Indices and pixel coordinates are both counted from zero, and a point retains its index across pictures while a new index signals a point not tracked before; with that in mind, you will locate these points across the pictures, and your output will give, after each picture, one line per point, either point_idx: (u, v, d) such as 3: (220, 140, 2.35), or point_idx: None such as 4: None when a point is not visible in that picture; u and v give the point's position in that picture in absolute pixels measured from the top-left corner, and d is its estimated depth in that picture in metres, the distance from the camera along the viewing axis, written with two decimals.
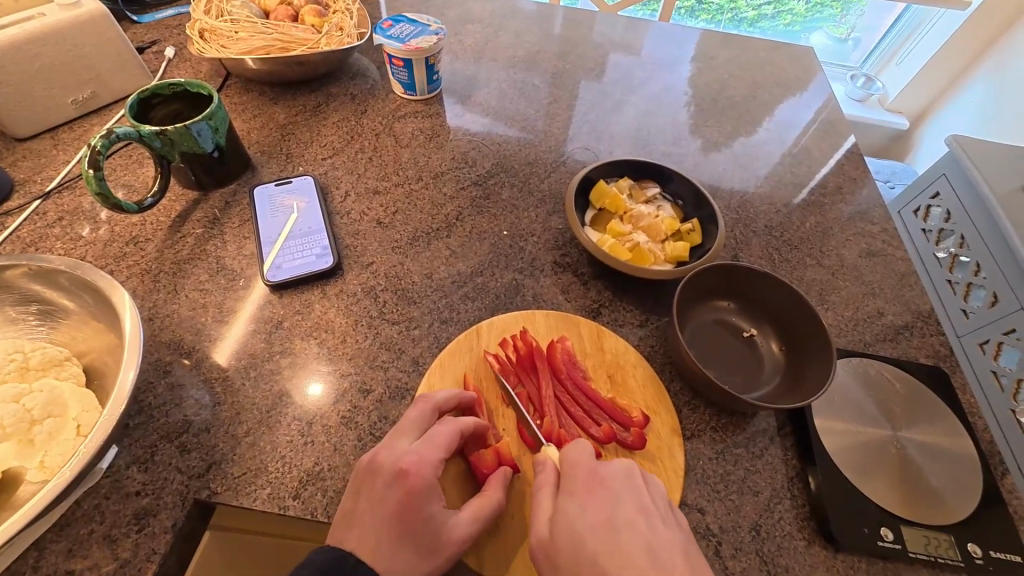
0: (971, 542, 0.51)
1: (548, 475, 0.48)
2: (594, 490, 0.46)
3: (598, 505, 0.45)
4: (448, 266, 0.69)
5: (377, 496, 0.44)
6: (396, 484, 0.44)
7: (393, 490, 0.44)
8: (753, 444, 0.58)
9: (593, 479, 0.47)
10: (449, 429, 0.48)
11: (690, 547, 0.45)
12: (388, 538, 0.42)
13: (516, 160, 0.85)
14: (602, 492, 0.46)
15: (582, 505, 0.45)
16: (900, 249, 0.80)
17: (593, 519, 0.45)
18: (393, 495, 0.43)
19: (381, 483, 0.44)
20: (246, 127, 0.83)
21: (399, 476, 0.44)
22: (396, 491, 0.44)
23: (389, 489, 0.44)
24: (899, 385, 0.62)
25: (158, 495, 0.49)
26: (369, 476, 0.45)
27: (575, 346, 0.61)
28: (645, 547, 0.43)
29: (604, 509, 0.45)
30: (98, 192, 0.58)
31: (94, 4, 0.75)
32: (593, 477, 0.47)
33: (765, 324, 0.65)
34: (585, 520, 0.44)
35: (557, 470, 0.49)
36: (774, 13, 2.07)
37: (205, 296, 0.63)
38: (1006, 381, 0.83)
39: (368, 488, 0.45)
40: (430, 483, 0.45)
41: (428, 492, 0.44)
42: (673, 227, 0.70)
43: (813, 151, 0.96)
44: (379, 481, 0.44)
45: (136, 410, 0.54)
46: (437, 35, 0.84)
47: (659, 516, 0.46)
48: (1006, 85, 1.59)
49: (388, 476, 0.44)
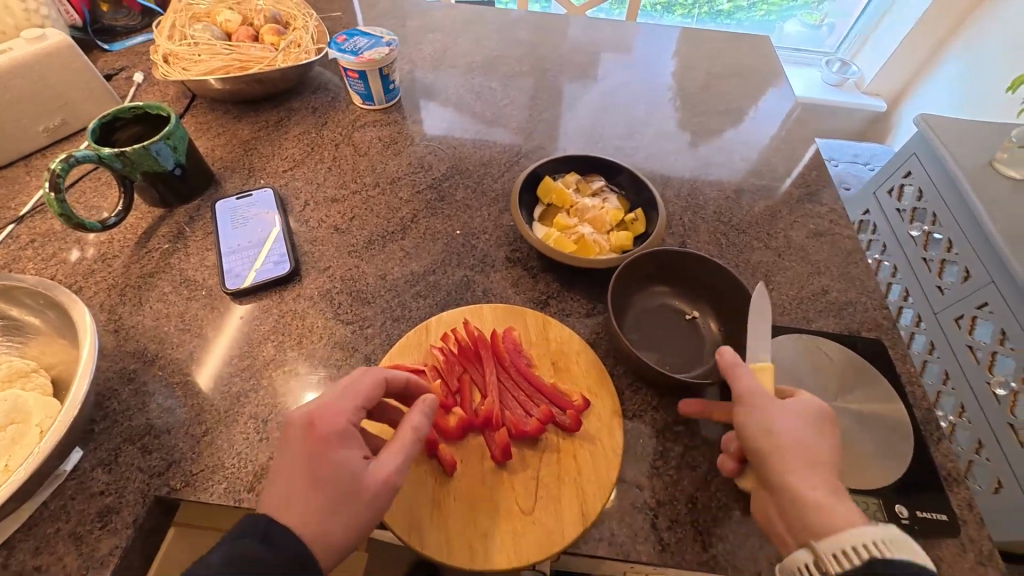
0: (898, 504, 0.53)
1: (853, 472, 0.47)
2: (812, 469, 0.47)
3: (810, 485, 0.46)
4: (402, 266, 0.72)
5: (293, 443, 0.44)
6: (307, 433, 0.44)
7: (305, 438, 0.44)
8: (693, 422, 0.60)
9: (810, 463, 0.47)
10: (369, 379, 0.49)
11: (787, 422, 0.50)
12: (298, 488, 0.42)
13: (471, 161, 0.88)
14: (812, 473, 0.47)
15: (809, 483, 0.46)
16: (848, 227, 0.81)
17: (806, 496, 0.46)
18: (303, 443, 0.44)
19: (292, 436, 0.45)
20: (210, 144, 0.86)
21: (309, 425, 0.45)
22: (307, 439, 0.44)
23: (301, 438, 0.44)
24: (840, 359, 0.64)
25: (120, 494, 0.52)
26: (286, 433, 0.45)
27: (522, 336, 0.63)
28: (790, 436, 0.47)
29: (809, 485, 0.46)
30: (61, 214, 0.61)
31: (59, 36, 0.79)
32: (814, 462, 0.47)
33: (705, 305, 0.67)
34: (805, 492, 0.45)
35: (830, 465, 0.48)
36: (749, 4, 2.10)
37: (169, 306, 0.66)
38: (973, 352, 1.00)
39: (284, 445, 0.45)
40: (344, 430, 0.45)
41: (340, 432, 0.45)
42: (617, 218, 0.73)
43: (767, 137, 0.98)
44: (291, 433, 0.45)
45: (101, 416, 0.57)
46: (389, 46, 0.88)
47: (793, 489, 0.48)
48: (979, 62, 1.61)
49: (300, 426, 0.45)
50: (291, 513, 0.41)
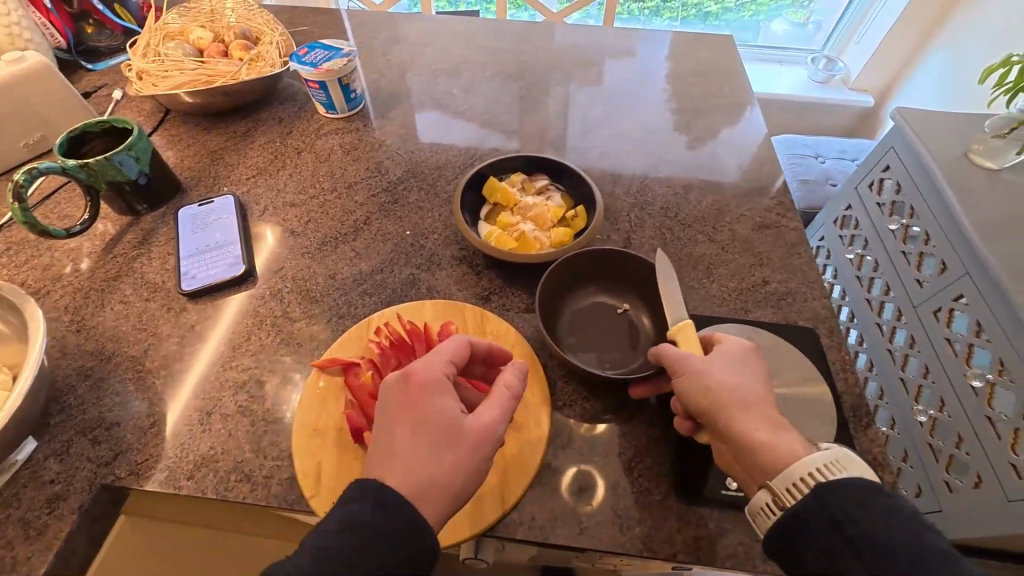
0: None
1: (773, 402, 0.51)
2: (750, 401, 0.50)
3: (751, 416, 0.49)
4: (351, 265, 0.75)
5: (403, 402, 0.46)
6: (405, 383, 0.47)
7: (404, 387, 0.47)
8: (621, 410, 0.61)
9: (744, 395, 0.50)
10: (456, 340, 0.52)
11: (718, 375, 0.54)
12: (415, 446, 0.43)
13: (427, 164, 0.91)
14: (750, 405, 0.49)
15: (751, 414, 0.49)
16: (794, 220, 0.82)
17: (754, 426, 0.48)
18: (403, 392, 0.46)
19: (391, 387, 0.47)
20: (179, 155, 0.91)
21: (407, 376, 0.47)
22: (406, 389, 0.46)
23: (398, 390, 0.47)
24: (772, 347, 0.63)
25: (69, 482, 0.55)
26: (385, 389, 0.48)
27: (459, 329, 0.66)
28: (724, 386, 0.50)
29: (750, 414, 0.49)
30: (26, 222, 0.65)
31: (36, 57, 0.84)
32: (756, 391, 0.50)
33: (636, 298, 0.68)
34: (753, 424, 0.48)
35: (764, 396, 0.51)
36: (738, 6, 2.13)
37: (129, 307, 0.70)
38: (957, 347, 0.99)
39: (385, 397, 0.47)
40: (437, 382, 0.47)
41: (437, 389, 0.46)
42: (559, 215, 0.75)
43: (723, 133, 1.00)
44: (391, 384, 0.47)
45: (56, 410, 0.60)
46: (348, 57, 0.92)
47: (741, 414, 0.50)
48: (964, 55, 1.60)
49: (395, 379, 0.47)
50: (419, 469, 0.42)
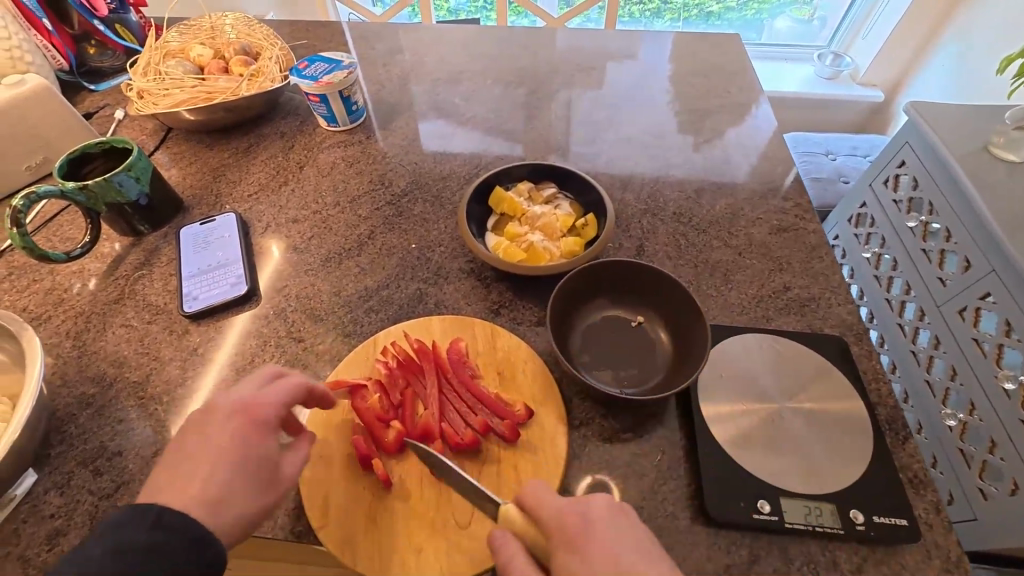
0: (854, 509, 0.50)
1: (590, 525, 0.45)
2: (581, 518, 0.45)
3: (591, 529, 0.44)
4: (356, 282, 0.73)
5: (213, 424, 0.45)
6: (237, 417, 0.46)
7: (234, 422, 0.45)
8: (642, 429, 0.58)
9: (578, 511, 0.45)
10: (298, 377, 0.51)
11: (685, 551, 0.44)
12: (235, 473, 0.43)
13: (432, 175, 0.89)
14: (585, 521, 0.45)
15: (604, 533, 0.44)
16: (814, 222, 0.79)
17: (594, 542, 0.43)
18: (232, 425, 0.45)
19: (219, 419, 0.46)
20: (181, 173, 0.90)
21: (239, 411, 0.46)
22: (236, 424, 0.45)
23: (229, 421, 0.45)
24: (793, 359, 0.62)
25: (70, 516, 0.53)
26: (205, 418, 0.46)
27: (468, 346, 0.63)
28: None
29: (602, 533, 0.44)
30: (25, 247, 0.64)
31: (36, 80, 0.83)
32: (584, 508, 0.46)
33: (652, 310, 0.65)
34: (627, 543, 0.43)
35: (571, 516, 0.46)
36: (740, 4, 2.10)
37: (130, 331, 0.69)
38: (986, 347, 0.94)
39: (203, 427, 0.45)
40: (270, 421, 0.47)
41: (268, 427, 0.46)
42: (568, 224, 0.72)
43: (735, 134, 0.97)
44: (217, 416, 0.46)
45: (57, 440, 0.59)
46: (348, 69, 0.90)
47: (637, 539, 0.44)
48: (975, 47, 1.56)
49: (229, 411, 0.46)
50: (228, 502, 0.42)
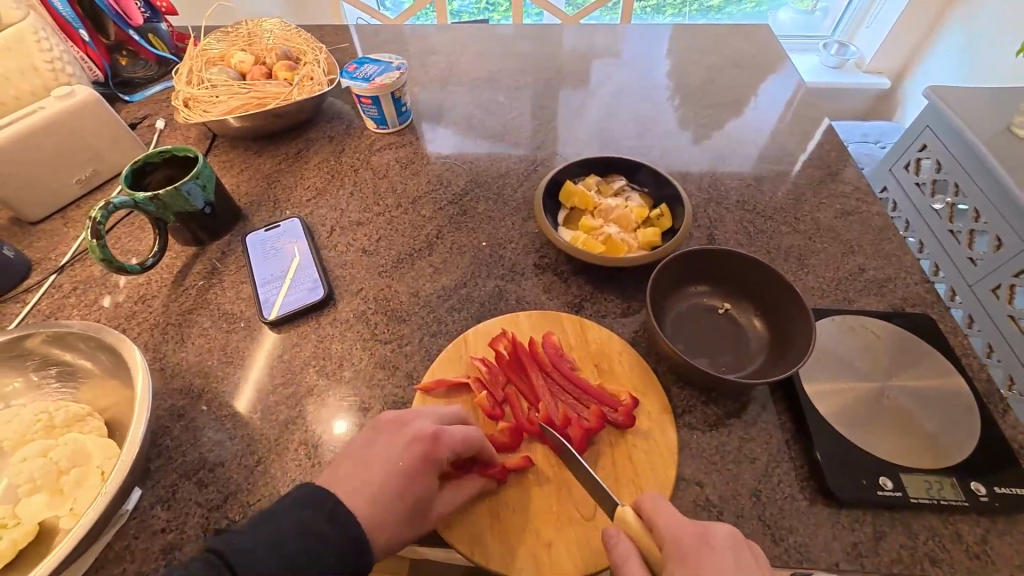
0: (973, 480, 0.51)
1: (721, 547, 0.41)
2: (703, 552, 0.40)
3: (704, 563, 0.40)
4: (432, 282, 0.73)
5: (397, 443, 0.48)
6: (418, 442, 0.48)
7: (413, 447, 0.47)
8: (746, 414, 0.58)
9: (703, 542, 0.41)
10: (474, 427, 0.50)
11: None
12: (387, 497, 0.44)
13: (489, 173, 0.89)
14: (711, 557, 0.40)
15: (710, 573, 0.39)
16: (875, 204, 0.80)
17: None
18: (411, 452, 0.47)
19: (402, 439, 0.48)
20: (234, 181, 0.88)
21: (421, 439, 0.48)
22: (413, 451, 0.47)
23: (409, 446, 0.47)
24: (886, 337, 0.62)
25: (181, 529, 0.52)
26: (395, 429, 0.49)
27: (560, 340, 0.63)
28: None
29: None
30: (103, 259, 0.63)
31: (86, 91, 0.81)
32: (702, 539, 0.41)
33: (738, 296, 0.66)
34: None
35: (701, 536, 0.42)
36: None
37: (210, 340, 0.68)
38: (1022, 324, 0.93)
39: (388, 437, 0.49)
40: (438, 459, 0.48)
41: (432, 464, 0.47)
42: (643, 215, 0.73)
43: (780, 123, 0.98)
44: (401, 437, 0.48)
45: (155, 453, 0.57)
46: (399, 70, 0.89)
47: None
48: (981, 31, 1.59)
49: (411, 435, 0.48)
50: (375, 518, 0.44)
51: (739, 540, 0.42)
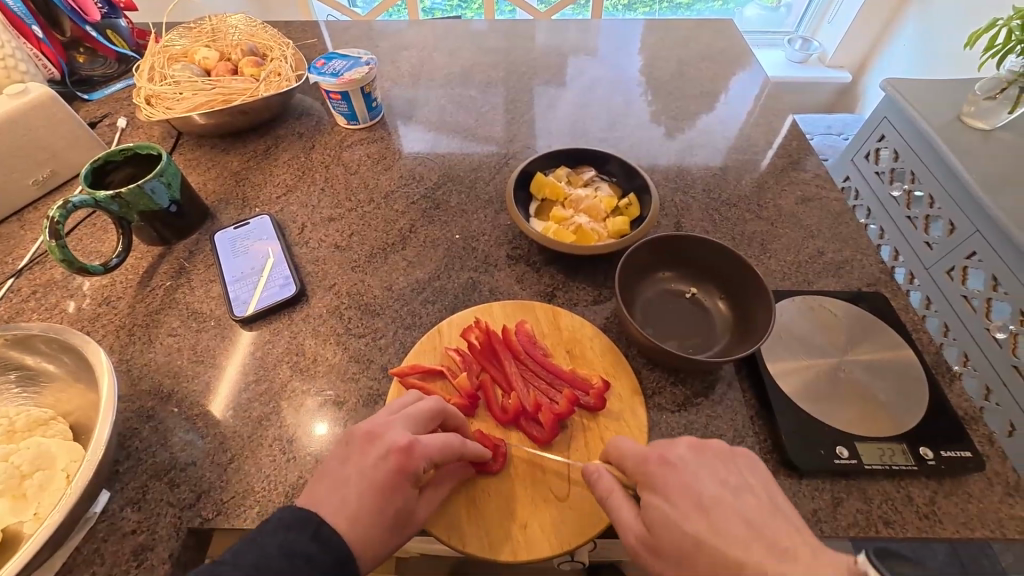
0: (922, 446, 0.54)
1: (681, 460, 0.44)
2: (666, 471, 0.44)
3: (673, 483, 0.43)
4: (406, 275, 0.73)
5: (368, 457, 0.46)
6: (392, 458, 0.46)
7: (387, 462, 0.46)
8: (712, 393, 0.61)
9: (664, 461, 0.45)
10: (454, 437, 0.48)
11: (777, 496, 0.43)
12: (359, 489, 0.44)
13: (461, 168, 0.90)
14: (673, 474, 0.44)
15: (672, 489, 0.43)
16: (833, 191, 0.84)
17: (677, 498, 0.42)
18: (384, 469, 0.45)
19: (376, 453, 0.46)
20: (201, 179, 0.87)
21: (396, 453, 0.46)
22: (389, 465, 0.46)
23: (384, 460, 0.46)
24: (842, 315, 0.65)
25: (153, 530, 0.51)
26: (367, 443, 0.47)
27: (533, 328, 0.64)
28: (741, 517, 0.40)
29: (687, 488, 0.42)
30: (63, 259, 0.61)
31: (41, 89, 0.79)
32: (662, 458, 0.45)
33: (703, 280, 0.68)
34: (699, 485, 0.43)
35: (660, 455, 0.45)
36: None
37: (180, 340, 0.66)
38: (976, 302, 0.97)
39: (360, 455, 0.46)
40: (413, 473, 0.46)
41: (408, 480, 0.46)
42: (612, 205, 0.74)
43: (745, 115, 1.01)
44: (374, 451, 0.46)
45: (124, 455, 0.56)
46: (369, 65, 0.89)
47: (719, 478, 0.43)
48: (934, 26, 1.67)
49: (384, 450, 0.46)
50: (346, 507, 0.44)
51: (699, 446, 0.46)
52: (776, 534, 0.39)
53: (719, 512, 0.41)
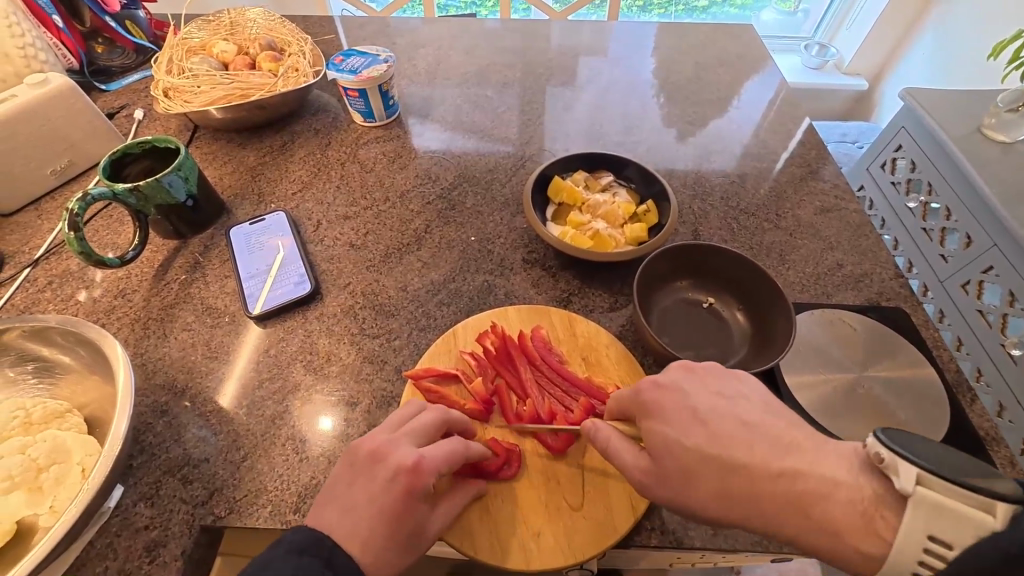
0: None
1: (675, 386, 0.46)
2: (665, 398, 0.46)
3: (674, 410, 0.45)
4: (421, 276, 0.73)
5: (375, 482, 0.45)
6: (401, 479, 0.45)
7: (396, 482, 0.45)
8: None
9: (659, 388, 0.47)
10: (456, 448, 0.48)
11: (768, 399, 0.46)
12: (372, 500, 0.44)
13: (477, 169, 0.89)
14: (672, 398, 0.45)
15: (673, 415, 0.44)
16: (853, 202, 0.83)
17: (682, 421, 0.44)
18: (394, 489, 0.44)
19: (382, 476, 0.45)
20: (217, 173, 0.87)
21: (404, 473, 0.45)
22: (398, 486, 0.44)
23: (392, 482, 0.45)
24: (862, 330, 0.64)
25: (166, 526, 0.51)
26: (372, 466, 0.46)
27: (549, 333, 0.63)
28: (740, 422, 0.43)
29: (687, 409, 0.44)
30: (81, 251, 0.61)
31: (61, 79, 0.79)
32: (656, 387, 0.47)
33: (721, 290, 0.68)
34: (700, 403, 0.45)
35: (657, 385, 0.47)
36: None
37: (194, 336, 0.66)
38: (992, 318, 0.97)
39: (367, 478, 0.45)
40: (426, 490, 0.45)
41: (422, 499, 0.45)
42: (630, 211, 0.73)
43: (763, 121, 1.00)
44: (380, 474, 0.45)
45: (138, 450, 0.56)
46: (387, 63, 0.88)
47: (716, 394, 0.46)
48: (955, 35, 1.64)
49: (390, 471, 0.45)
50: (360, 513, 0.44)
51: (689, 370, 0.48)
52: (775, 430, 0.43)
53: (721, 427, 0.43)
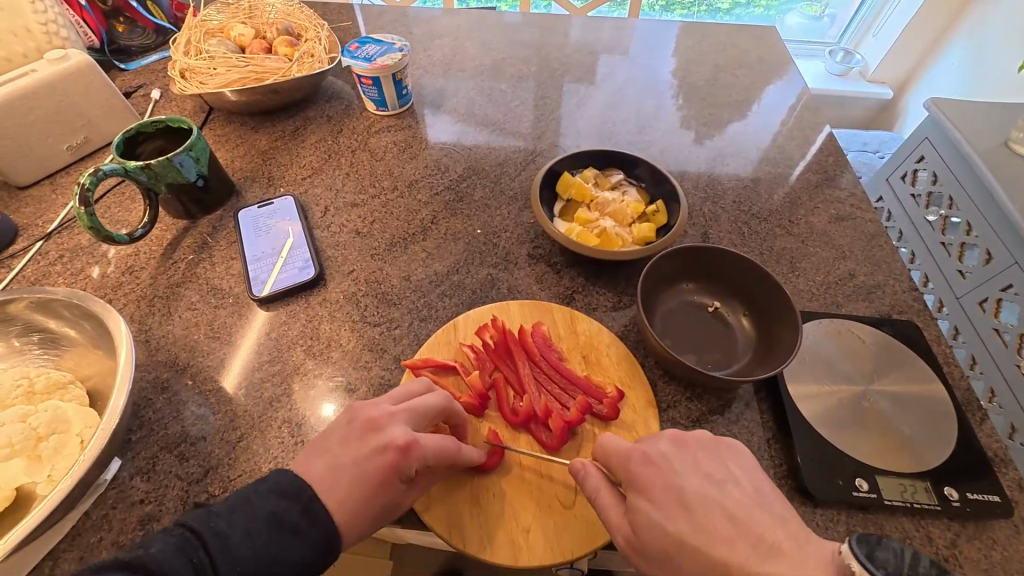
0: (947, 485, 0.52)
1: (724, 480, 0.43)
2: (710, 489, 0.42)
3: (715, 503, 0.41)
4: (425, 267, 0.72)
5: (365, 446, 0.46)
6: (388, 452, 0.45)
7: (384, 454, 0.45)
8: (729, 412, 0.59)
9: (708, 478, 0.43)
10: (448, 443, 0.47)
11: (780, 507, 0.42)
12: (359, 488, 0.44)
13: (487, 162, 0.89)
14: (719, 493, 0.42)
15: (710, 508, 0.41)
16: (869, 212, 0.81)
17: (719, 516, 0.40)
18: (381, 461, 0.45)
19: (373, 445, 0.46)
20: (230, 156, 0.87)
21: (394, 448, 0.45)
22: (384, 458, 0.45)
23: (381, 453, 0.46)
24: (871, 343, 0.63)
25: (160, 501, 0.52)
26: (369, 434, 0.47)
27: (550, 330, 0.63)
28: (783, 532, 0.39)
29: (729, 507, 0.41)
30: (90, 227, 0.61)
31: (80, 56, 0.80)
32: (707, 476, 0.43)
33: (728, 295, 0.67)
34: (744, 507, 0.41)
35: (706, 471, 0.44)
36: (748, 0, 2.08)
37: (198, 315, 0.67)
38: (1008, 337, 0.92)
39: (360, 441, 0.47)
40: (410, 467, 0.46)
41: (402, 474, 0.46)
42: (639, 210, 0.72)
43: (780, 126, 0.98)
44: (374, 443, 0.46)
45: (138, 425, 0.57)
46: (402, 52, 0.88)
47: (767, 506, 0.41)
48: (987, 44, 1.59)
49: (384, 443, 0.46)
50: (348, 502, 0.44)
51: (747, 472, 0.44)
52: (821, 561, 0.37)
53: (761, 532, 0.39)
